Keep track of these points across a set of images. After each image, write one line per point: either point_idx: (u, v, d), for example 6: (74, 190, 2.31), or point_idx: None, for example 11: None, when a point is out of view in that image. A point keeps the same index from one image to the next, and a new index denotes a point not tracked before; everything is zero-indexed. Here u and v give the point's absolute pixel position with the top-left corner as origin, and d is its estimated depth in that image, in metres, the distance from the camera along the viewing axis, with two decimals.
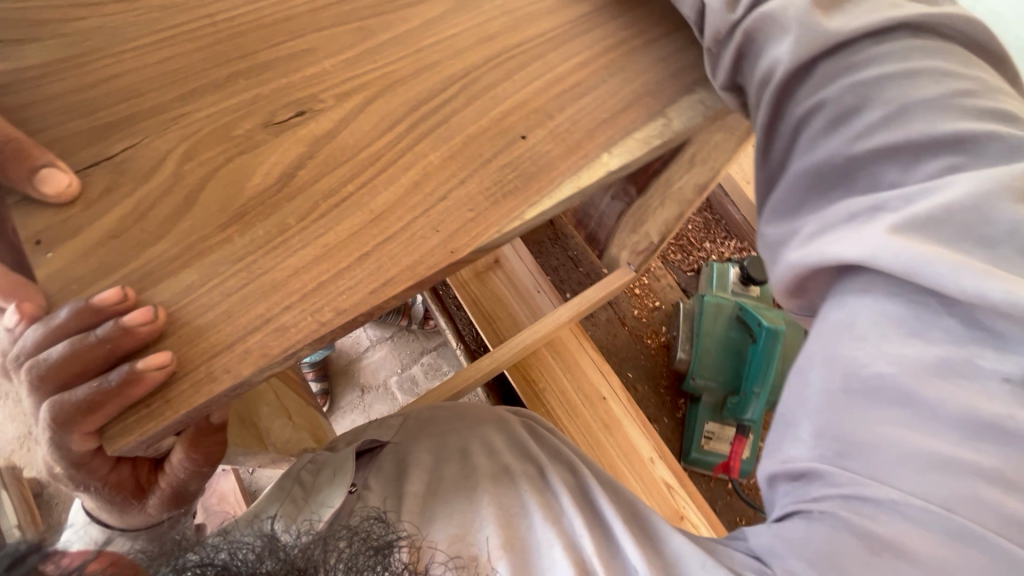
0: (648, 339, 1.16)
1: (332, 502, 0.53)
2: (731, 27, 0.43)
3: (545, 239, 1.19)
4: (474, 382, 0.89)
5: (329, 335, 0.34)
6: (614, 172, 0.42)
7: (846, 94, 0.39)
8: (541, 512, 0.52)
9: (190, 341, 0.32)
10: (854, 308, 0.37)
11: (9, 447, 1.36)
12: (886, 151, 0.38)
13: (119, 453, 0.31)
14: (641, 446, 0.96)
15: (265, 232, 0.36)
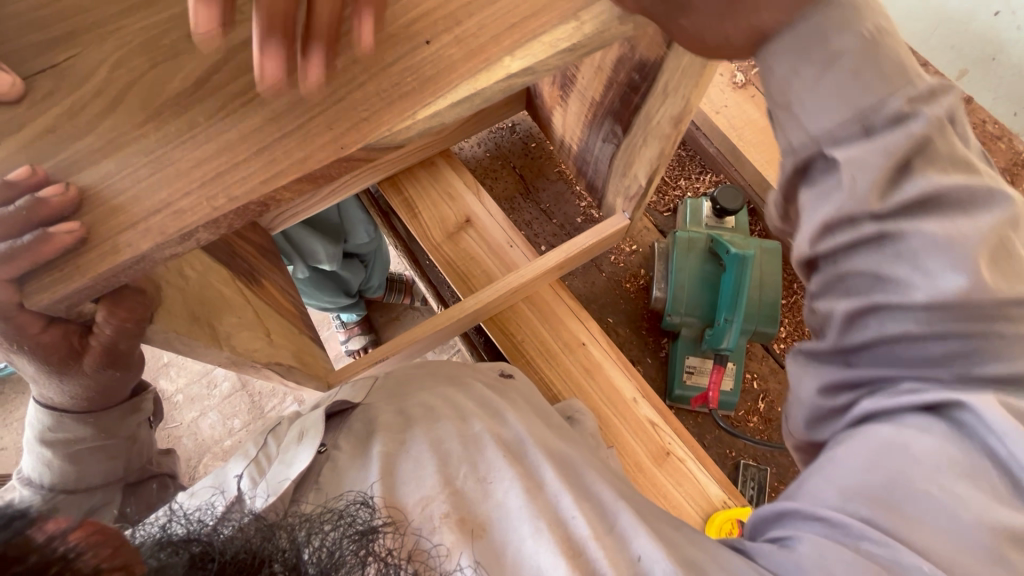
0: (626, 283, 1.16)
1: (302, 464, 0.53)
2: (866, 213, 0.41)
3: (517, 195, 1.22)
4: (440, 329, 0.91)
5: (224, 220, 0.38)
6: (516, 76, 0.42)
7: (959, 348, 0.41)
8: (517, 481, 0.50)
9: (102, 219, 0.37)
10: (911, 436, 0.41)
11: None
12: (972, 341, 0.41)
13: (41, 309, 0.36)
14: (624, 387, 0.96)
15: (176, 128, 0.40)
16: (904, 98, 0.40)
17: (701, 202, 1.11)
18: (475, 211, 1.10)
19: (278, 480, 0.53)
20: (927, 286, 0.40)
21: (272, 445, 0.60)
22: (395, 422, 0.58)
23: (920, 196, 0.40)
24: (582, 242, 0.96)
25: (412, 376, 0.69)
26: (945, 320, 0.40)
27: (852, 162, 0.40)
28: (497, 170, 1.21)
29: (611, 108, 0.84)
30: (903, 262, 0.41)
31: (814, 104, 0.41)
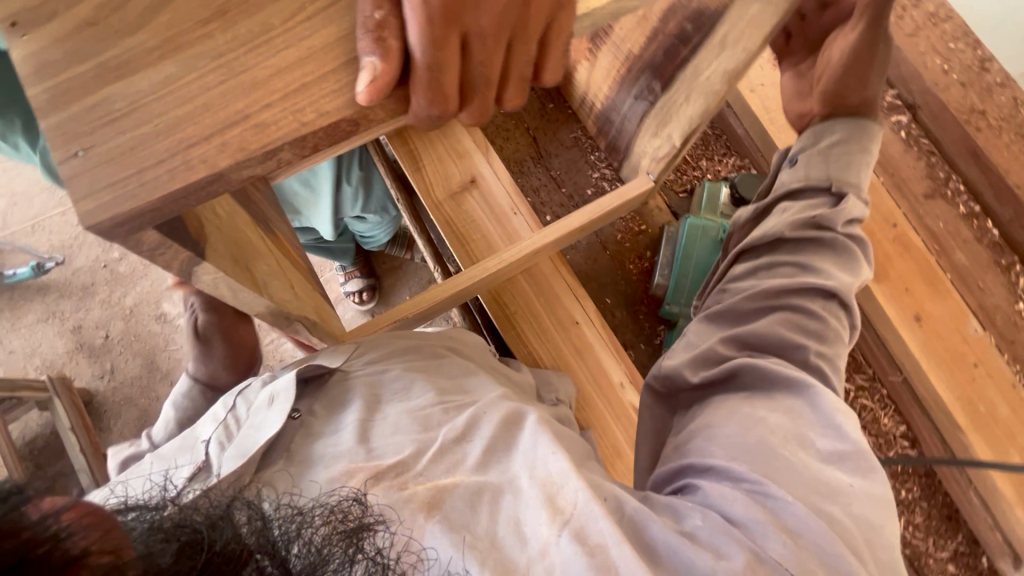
0: (630, 264, 1.07)
1: (272, 429, 0.52)
2: (781, 195, 0.77)
3: (528, 158, 1.13)
4: (438, 301, 0.87)
5: (312, 139, 0.33)
6: (629, 2, 0.38)
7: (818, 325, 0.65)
8: (505, 445, 0.52)
9: (168, 131, 0.32)
10: (769, 411, 0.57)
11: (61, 358, 1.70)
12: (798, 325, 0.65)
13: (94, 233, 0.31)
14: (613, 371, 0.95)
15: (247, 30, 0.34)
16: (836, 152, 0.73)
17: (720, 185, 1.03)
18: (482, 171, 1.04)
19: (247, 445, 0.53)
20: (796, 265, 0.70)
21: (243, 407, 0.59)
22: (367, 389, 0.57)
23: (780, 193, 0.77)
24: (605, 203, 0.92)
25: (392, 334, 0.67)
26: (798, 295, 0.67)
27: (791, 172, 0.77)
28: (509, 129, 1.13)
29: (653, 62, 0.82)
30: (805, 248, 0.71)
31: (824, 139, 0.75)
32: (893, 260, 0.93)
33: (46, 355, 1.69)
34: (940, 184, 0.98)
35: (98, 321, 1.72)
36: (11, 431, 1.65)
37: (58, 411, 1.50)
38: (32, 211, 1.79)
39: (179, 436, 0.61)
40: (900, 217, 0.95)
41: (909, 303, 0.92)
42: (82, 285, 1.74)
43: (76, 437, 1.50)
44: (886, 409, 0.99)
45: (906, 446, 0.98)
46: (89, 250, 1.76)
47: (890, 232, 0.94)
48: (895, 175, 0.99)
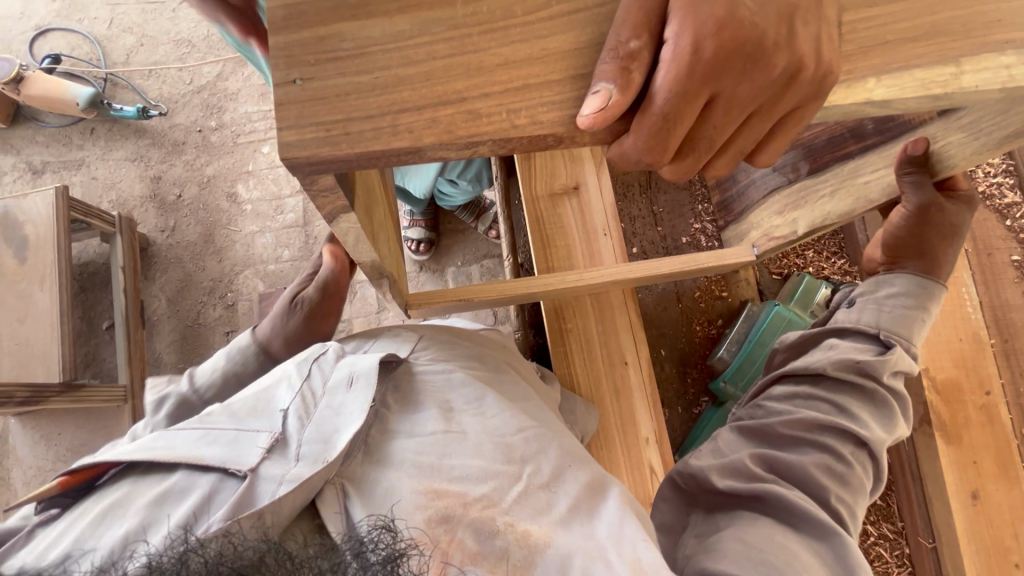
0: (697, 325, 1.03)
1: (353, 423, 0.51)
2: (833, 331, 0.75)
3: (635, 185, 1.10)
4: (505, 296, 0.87)
5: (514, 142, 0.32)
6: (871, 104, 0.35)
7: (844, 463, 0.63)
8: (576, 497, 0.52)
9: (385, 88, 0.31)
10: (808, 555, 0.54)
11: (134, 201, 1.78)
12: (828, 466, 0.62)
13: (286, 165, 0.30)
14: (642, 424, 0.92)
15: (488, 10, 0.32)
16: (898, 306, 0.72)
17: (820, 284, 0.98)
18: (589, 182, 1.02)
19: (327, 429, 0.51)
20: (838, 404, 0.67)
21: (318, 379, 0.57)
22: (440, 399, 0.57)
23: (835, 329, 0.75)
24: (702, 260, 0.89)
25: (459, 344, 0.67)
26: (836, 436, 0.64)
27: (848, 314, 0.76)
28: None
29: (811, 144, 0.77)
30: (846, 390, 0.69)
31: (883, 292, 0.74)
32: (970, 427, 0.88)
33: (121, 192, 1.77)
34: None
35: (177, 180, 1.78)
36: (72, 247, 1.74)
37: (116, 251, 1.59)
38: (155, 56, 1.85)
39: (249, 394, 0.56)
40: (997, 387, 0.89)
41: (972, 478, 0.86)
42: (173, 141, 1.80)
43: (123, 277, 1.59)
44: (901, 567, 0.94)
45: None
46: (190, 111, 1.82)
47: (978, 400, 0.89)
48: (1009, 343, 0.91)
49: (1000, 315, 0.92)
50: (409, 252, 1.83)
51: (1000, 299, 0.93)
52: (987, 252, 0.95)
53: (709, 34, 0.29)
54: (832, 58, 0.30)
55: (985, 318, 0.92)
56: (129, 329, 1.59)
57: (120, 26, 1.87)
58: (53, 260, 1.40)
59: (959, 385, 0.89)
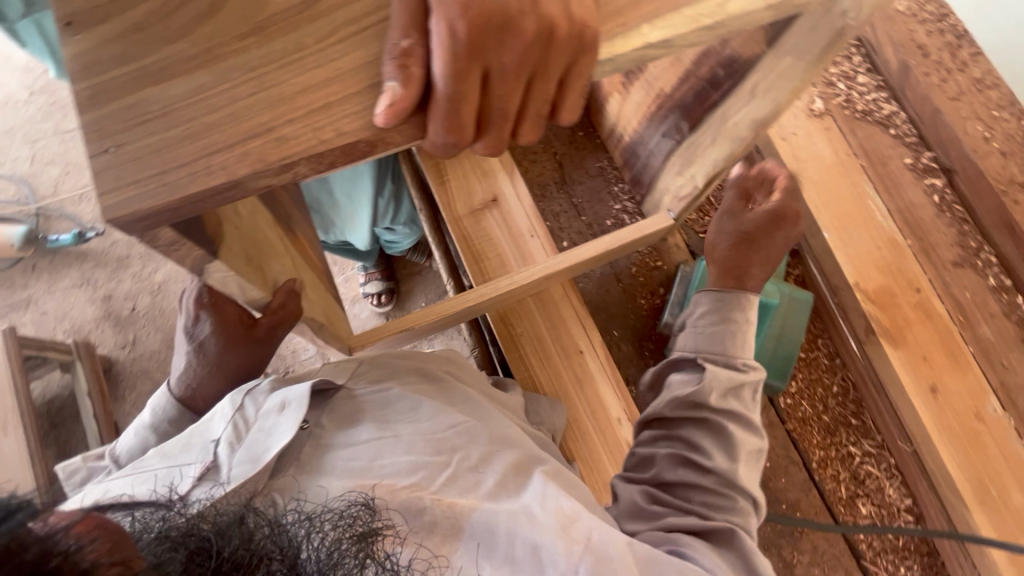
0: (642, 299, 1.06)
1: (284, 439, 0.52)
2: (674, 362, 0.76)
3: (551, 183, 1.14)
4: (446, 314, 0.88)
5: (328, 155, 0.34)
6: (652, 47, 0.38)
7: (721, 486, 0.64)
8: (504, 471, 0.53)
9: (195, 136, 0.33)
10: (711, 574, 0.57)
11: (88, 325, 1.77)
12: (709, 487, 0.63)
13: (116, 226, 0.32)
14: (611, 405, 0.93)
15: (281, 47, 0.35)
16: (711, 332, 0.73)
17: None
18: (505, 192, 1.04)
19: (258, 450, 0.52)
20: (689, 431, 0.68)
21: (251, 408, 0.57)
22: (376, 410, 0.57)
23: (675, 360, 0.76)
24: (624, 235, 0.92)
25: (396, 360, 0.66)
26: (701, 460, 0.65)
27: (679, 346, 0.77)
28: (537, 153, 1.14)
29: (682, 103, 0.81)
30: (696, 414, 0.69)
31: (696, 323, 0.75)
32: (911, 326, 0.91)
33: (75, 318, 1.77)
34: (969, 253, 0.94)
35: (127, 294, 1.78)
36: (33, 387, 1.71)
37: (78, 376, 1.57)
38: (82, 180, 1.88)
39: (182, 432, 0.57)
40: (926, 284, 0.93)
41: (926, 373, 0.89)
42: (116, 257, 1.81)
43: (92, 402, 1.56)
44: (891, 478, 0.94)
45: (909, 520, 0.93)
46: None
47: (911, 298, 0.92)
48: (924, 240, 0.95)
49: (910, 216, 0.96)
50: (372, 305, 1.84)
51: (906, 202, 0.98)
52: (882, 163, 0.99)
53: (459, 16, 0.31)
54: (582, 14, 0.33)
55: (897, 223, 0.96)
56: None
57: (40, 161, 1.89)
58: (10, 405, 1.35)
59: (891, 291, 0.93)
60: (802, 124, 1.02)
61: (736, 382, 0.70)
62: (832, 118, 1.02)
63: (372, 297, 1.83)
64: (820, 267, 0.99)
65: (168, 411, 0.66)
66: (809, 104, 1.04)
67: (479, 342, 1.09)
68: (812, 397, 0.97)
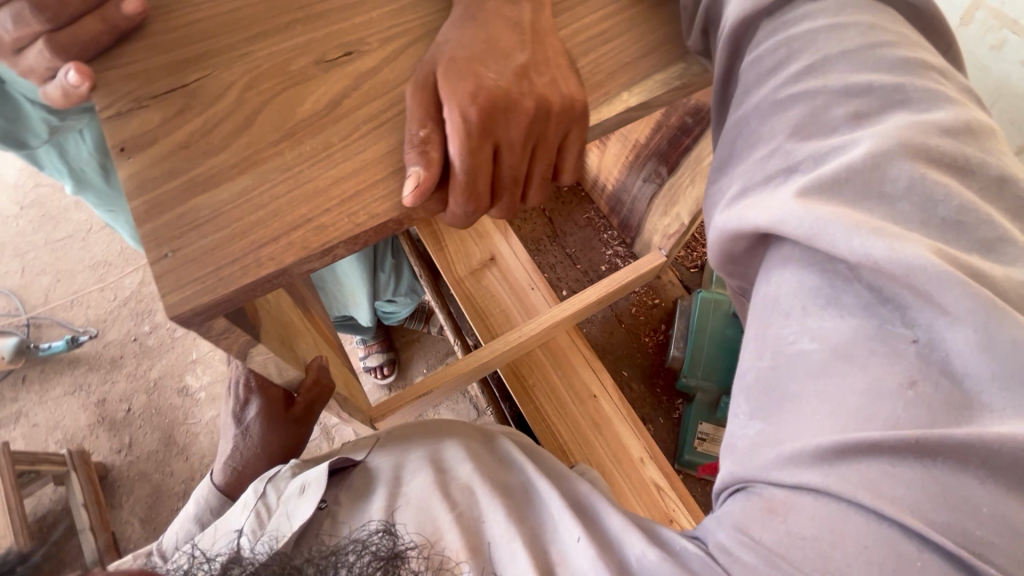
0: (646, 337, 1.09)
1: (300, 519, 0.52)
2: None
3: (543, 237, 1.19)
4: (460, 375, 0.89)
5: (363, 237, 0.38)
6: (634, 109, 0.43)
7: (782, 60, 0.40)
8: (504, 512, 0.50)
9: (245, 233, 0.37)
10: (774, 282, 0.37)
11: (83, 431, 1.73)
12: (787, 65, 0.40)
13: (177, 321, 0.35)
14: (631, 444, 0.94)
15: (312, 147, 0.40)
16: None
17: None
18: (501, 251, 1.09)
19: (280, 531, 0.52)
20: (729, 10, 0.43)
21: (273, 494, 0.58)
22: (388, 474, 0.57)
23: None
24: (621, 277, 0.97)
25: (415, 425, 0.64)
26: (760, 41, 0.42)
27: None
28: (527, 212, 1.20)
29: (657, 150, 0.88)
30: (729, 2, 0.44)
31: None
32: None
33: (67, 428, 1.74)
34: None
35: (122, 395, 1.77)
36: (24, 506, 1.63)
37: (74, 488, 1.50)
38: (74, 286, 1.91)
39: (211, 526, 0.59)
40: None
41: None
42: (110, 358, 1.81)
43: (88, 513, 1.50)
44: None
45: None
46: (121, 324, 1.85)
47: None
48: None
49: None
50: (374, 378, 1.85)
51: None
52: None
53: (470, 105, 0.37)
54: (572, 91, 0.39)
55: None
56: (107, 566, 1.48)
57: (33, 272, 1.93)
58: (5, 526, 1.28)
59: None
60: None
61: None
62: None
63: (373, 370, 1.83)
64: None
65: (208, 499, 0.66)
66: None
67: (493, 400, 1.10)
68: None
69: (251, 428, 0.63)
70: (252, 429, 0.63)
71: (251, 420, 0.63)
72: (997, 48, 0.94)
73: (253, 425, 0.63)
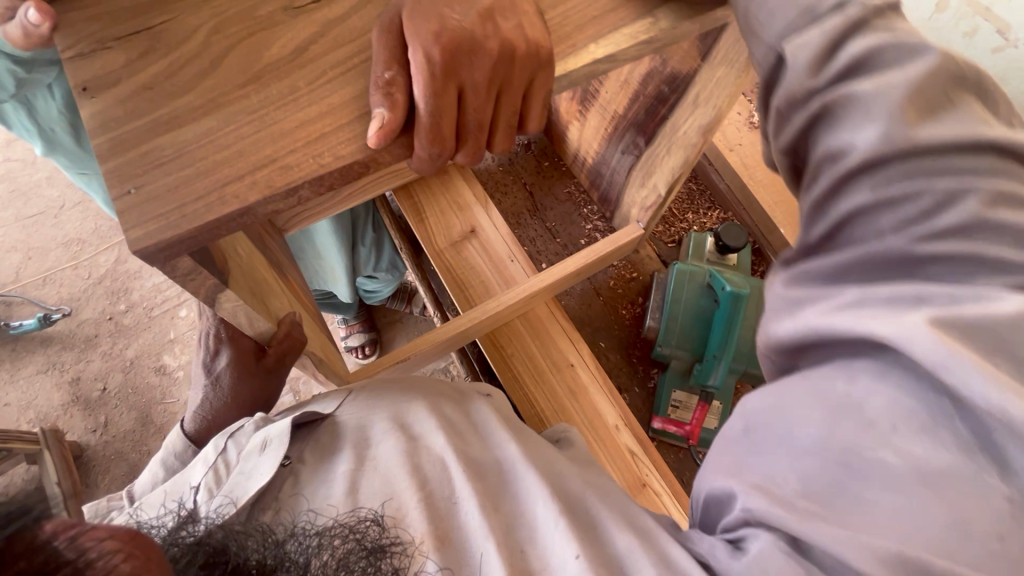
0: (624, 309, 1.11)
1: (261, 480, 0.51)
2: (804, 93, 0.42)
3: (524, 211, 1.19)
4: (438, 342, 0.90)
5: (328, 178, 0.38)
6: (600, 61, 0.44)
7: (929, 205, 0.36)
8: (475, 499, 0.49)
9: (207, 173, 0.37)
10: (867, 388, 0.37)
11: (56, 409, 1.71)
12: (936, 212, 0.36)
13: (140, 256, 0.35)
14: (606, 412, 0.95)
15: (278, 91, 0.40)
16: None
17: (704, 236, 1.08)
18: (481, 222, 1.09)
19: (239, 490, 0.51)
20: (858, 142, 0.38)
21: (233, 451, 0.57)
22: (355, 437, 0.55)
23: (857, 57, 0.40)
24: (600, 248, 0.97)
25: (387, 386, 0.63)
26: (894, 178, 0.37)
27: (798, 45, 0.42)
28: (508, 186, 1.20)
29: (635, 120, 0.89)
30: (852, 121, 0.39)
31: (769, 14, 0.44)
32: None
33: (40, 407, 1.71)
34: None
35: (96, 374, 1.74)
36: None
37: (47, 465, 1.49)
38: (47, 264, 1.87)
39: (167, 484, 0.58)
40: None
41: None
42: (85, 337, 1.79)
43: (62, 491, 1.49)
44: None
45: None
46: (95, 302, 1.82)
47: None
48: None
49: None
50: (356, 357, 1.85)
51: None
52: None
53: (433, 46, 0.37)
54: (537, 37, 0.40)
55: None
56: None
57: (3, 248, 1.88)
58: None
59: None
60: (745, 137, 1.19)
61: (851, 20, 0.40)
62: None
63: (356, 350, 1.84)
64: None
65: (178, 448, 0.67)
66: (750, 119, 1.21)
67: (472, 372, 1.11)
68: None
69: (223, 377, 0.64)
70: (223, 377, 0.64)
71: (223, 368, 0.64)
72: (970, 34, 1.01)
73: (224, 375, 0.64)
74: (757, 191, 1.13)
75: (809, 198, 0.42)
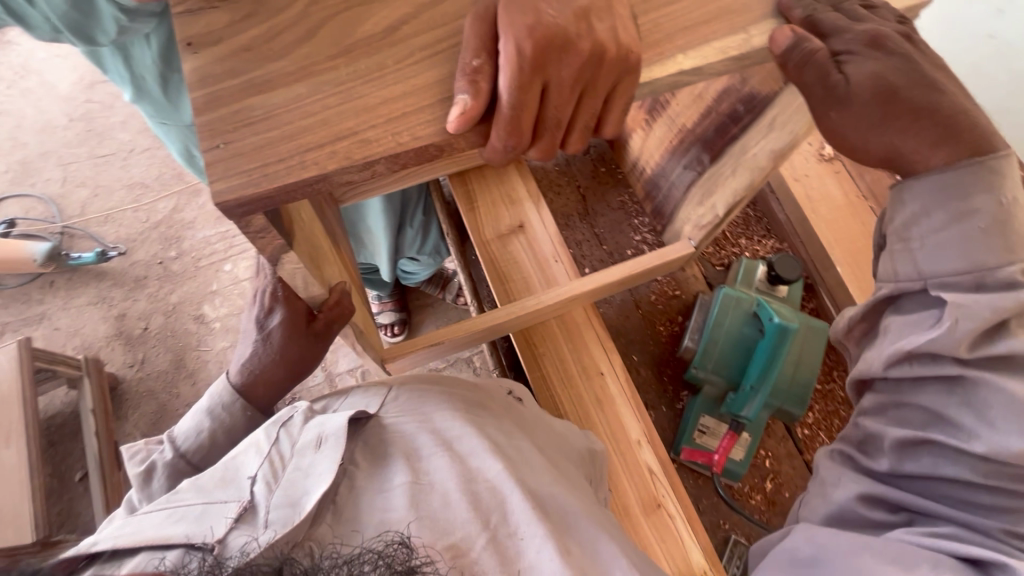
0: (661, 325, 1.09)
1: (322, 482, 0.49)
2: (951, 359, 0.49)
3: (574, 214, 1.19)
4: (472, 331, 0.91)
5: (404, 156, 0.39)
6: (687, 73, 0.43)
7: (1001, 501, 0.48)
8: (548, 542, 0.48)
9: (291, 137, 0.38)
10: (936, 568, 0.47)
11: (101, 341, 1.81)
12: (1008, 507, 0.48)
13: (220, 209, 0.37)
14: (631, 428, 0.94)
15: (367, 66, 0.41)
16: (1022, 267, 0.45)
17: (755, 263, 1.05)
18: (530, 219, 1.09)
19: (295, 495, 0.48)
20: (985, 439, 0.47)
21: (286, 443, 0.55)
22: (407, 446, 0.55)
23: (1005, 355, 0.47)
24: (647, 260, 0.95)
25: (428, 392, 0.63)
26: (991, 472, 0.48)
27: (960, 313, 0.48)
28: (562, 186, 1.20)
29: (702, 136, 0.87)
30: (971, 408, 0.49)
31: (938, 245, 0.48)
32: None
33: (86, 336, 1.81)
34: None
35: (141, 313, 1.83)
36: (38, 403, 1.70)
37: (85, 392, 1.57)
38: (110, 203, 1.97)
39: (215, 465, 0.54)
40: None
41: None
42: (135, 277, 1.87)
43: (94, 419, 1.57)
44: None
45: None
46: (150, 245, 1.91)
47: None
48: None
49: None
50: (384, 335, 1.88)
51: None
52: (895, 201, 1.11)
53: (524, 38, 0.38)
54: (628, 42, 0.39)
55: None
56: (104, 473, 1.54)
57: (73, 182, 2.00)
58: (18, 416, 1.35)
59: None
60: (814, 167, 1.18)
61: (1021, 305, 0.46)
62: (841, 163, 1.19)
63: (385, 327, 1.87)
64: (834, 300, 1.09)
65: (223, 396, 0.70)
66: (820, 150, 1.20)
67: (499, 365, 1.12)
68: (831, 427, 1.06)
69: (273, 333, 0.64)
70: (274, 334, 0.64)
71: (274, 325, 0.64)
72: None
73: (275, 331, 0.64)
74: (817, 224, 1.11)
75: (902, 432, 0.52)
